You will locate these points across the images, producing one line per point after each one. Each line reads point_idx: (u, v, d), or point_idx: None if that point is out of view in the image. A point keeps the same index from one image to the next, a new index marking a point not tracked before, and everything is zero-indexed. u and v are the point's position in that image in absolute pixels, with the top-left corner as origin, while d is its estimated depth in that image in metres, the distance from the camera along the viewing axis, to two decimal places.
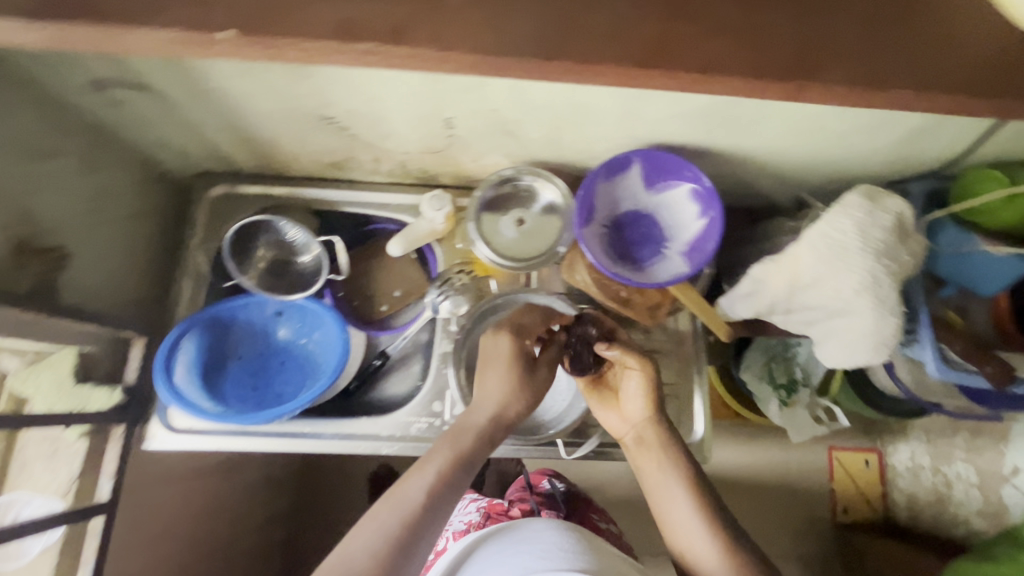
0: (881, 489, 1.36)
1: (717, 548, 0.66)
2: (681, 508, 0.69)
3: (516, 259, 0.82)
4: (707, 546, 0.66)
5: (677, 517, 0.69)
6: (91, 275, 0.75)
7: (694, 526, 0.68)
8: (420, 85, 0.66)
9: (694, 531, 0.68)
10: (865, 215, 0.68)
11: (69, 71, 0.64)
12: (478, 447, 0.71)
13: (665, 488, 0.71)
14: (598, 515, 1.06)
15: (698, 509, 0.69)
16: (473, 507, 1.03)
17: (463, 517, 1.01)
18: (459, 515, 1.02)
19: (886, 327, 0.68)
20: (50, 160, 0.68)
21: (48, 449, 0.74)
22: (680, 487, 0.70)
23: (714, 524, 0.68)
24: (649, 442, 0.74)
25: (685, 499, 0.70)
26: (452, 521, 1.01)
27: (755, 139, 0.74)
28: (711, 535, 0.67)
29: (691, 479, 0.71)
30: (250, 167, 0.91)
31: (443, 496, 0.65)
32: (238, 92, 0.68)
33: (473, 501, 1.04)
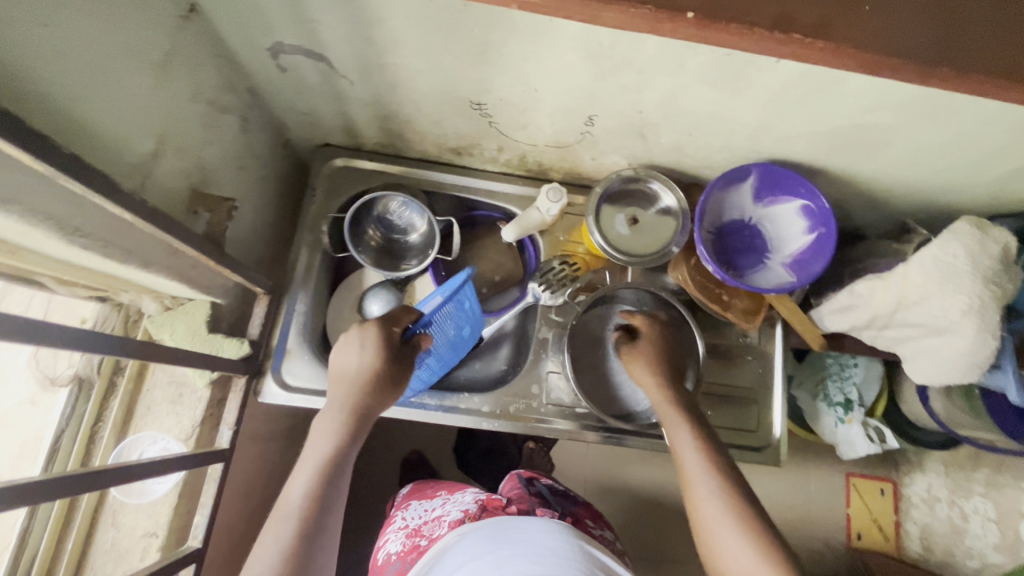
0: (895, 520, 1.31)
1: (739, 535, 0.63)
2: (708, 491, 0.67)
3: (632, 255, 0.86)
4: (734, 533, 0.63)
5: (703, 501, 0.67)
6: (239, 226, 0.79)
7: (722, 513, 0.65)
8: (580, 84, 0.69)
9: (719, 517, 0.65)
10: (975, 242, 0.73)
11: (251, 36, 0.66)
12: (351, 422, 0.68)
13: (694, 469, 0.69)
14: (594, 524, 0.93)
15: (727, 493, 0.66)
16: (470, 497, 0.88)
17: (458, 506, 0.87)
18: (455, 501, 0.89)
19: (984, 349, 0.73)
20: (219, 116, 0.71)
21: (176, 393, 0.78)
22: (708, 471, 0.68)
23: (739, 509, 0.65)
24: (673, 421, 0.73)
25: (711, 483, 0.67)
26: (447, 510, 0.86)
27: (876, 167, 0.78)
28: (735, 520, 0.64)
29: (712, 457, 0.69)
30: (371, 145, 0.93)
31: (331, 500, 0.64)
32: (405, 70, 0.71)
33: (471, 493, 0.91)
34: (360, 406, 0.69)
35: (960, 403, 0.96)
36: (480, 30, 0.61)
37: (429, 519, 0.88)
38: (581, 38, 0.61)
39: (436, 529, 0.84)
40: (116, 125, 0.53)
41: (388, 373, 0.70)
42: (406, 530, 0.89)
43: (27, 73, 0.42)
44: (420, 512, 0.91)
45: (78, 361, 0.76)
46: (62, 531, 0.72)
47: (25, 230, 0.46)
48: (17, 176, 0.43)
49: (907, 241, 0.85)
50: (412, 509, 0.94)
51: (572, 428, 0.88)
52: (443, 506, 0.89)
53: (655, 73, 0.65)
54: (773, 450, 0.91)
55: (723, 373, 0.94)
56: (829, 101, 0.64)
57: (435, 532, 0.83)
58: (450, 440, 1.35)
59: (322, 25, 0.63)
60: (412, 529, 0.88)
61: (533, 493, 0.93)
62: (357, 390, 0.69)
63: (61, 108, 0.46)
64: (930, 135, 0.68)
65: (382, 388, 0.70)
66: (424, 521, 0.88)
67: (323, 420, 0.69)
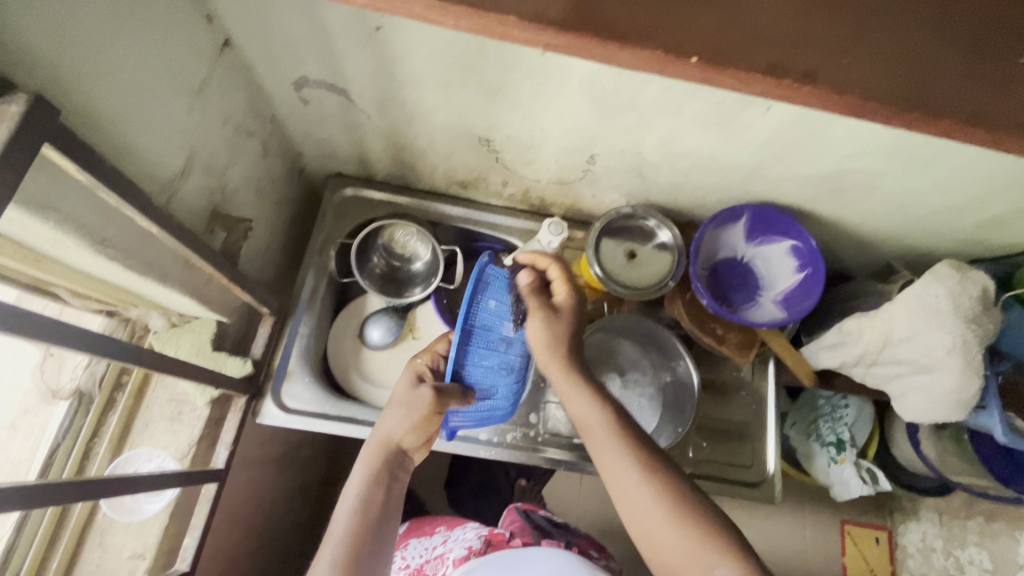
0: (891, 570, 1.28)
1: (659, 503, 0.61)
2: (619, 466, 0.64)
3: (630, 288, 0.88)
4: (652, 499, 0.62)
5: (616, 472, 0.65)
6: (250, 247, 0.82)
7: (640, 481, 0.63)
8: (585, 123, 0.73)
9: (635, 489, 0.63)
10: (957, 284, 0.76)
11: (279, 69, 0.71)
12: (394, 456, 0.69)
13: (603, 444, 0.67)
14: (597, 554, 0.92)
15: (638, 462, 0.64)
16: (472, 533, 0.90)
17: (461, 543, 0.88)
18: (457, 537, 0.91)
19: (969, 387, 0.75)
20: (243, 141, 0.74)
21: (176, 410, 0.79)
22: (614, 445, 0.65)
23: (653, 476, 0.63)
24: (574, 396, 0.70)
25: (625, 457, 0.64)
26: (449, 548, 0.88)
27: (860, 212, 0.83)
28: (654, 491, 0.62)
29: (624, 435, 0.66)
30: (382, 175, 0.97)
31: (375, 533, 0.63)
32: (421, 106, 0.76)
33: (472, 528, 0.92)
34: (391, 438, 0.69)
35: (950, 444, 0.98)
36: (494, 71, 0.66)
37: (432, 556, 0.89)
38: (588, 82, 0.65)
39: (440, 567, 0.86)
40: (150, 146, 0.56)
41: (419, 402, 0.69)
42: (408, 570, 0.90)
43: (78, 92, 0.46)
44: (421, 550, 0.92)
45: (82, 375, 0.77)
46: (47, 550, 0.70)
47: (58, 238, 0.48)
48: (56, 184, 0.45)
49: (893, 282, 0.89)
50: (411, 547, 0.94)
51: (566, 458, 0.89)
52: (444, 543, 0.90)
53: (655, 115, 0.70)
54: (767, 485, 0.91)
55: (718, 408, 0.95)
56: (816, 147, 0.69)
57: (439, 571, 0.86)
58: (442, 474, 1.33)
59: (348, 62, 0.68)
60: (415, 569, 0.89)
61: (535, 527, 0.94)
62: (389, 424, 0.70)
63: (103, 125, 0.50)
64: (911, 180, 0.72)
65: (416, 418, 0.68)
66: (426, 560, 0.90)
67: (357, 458, 0.69)
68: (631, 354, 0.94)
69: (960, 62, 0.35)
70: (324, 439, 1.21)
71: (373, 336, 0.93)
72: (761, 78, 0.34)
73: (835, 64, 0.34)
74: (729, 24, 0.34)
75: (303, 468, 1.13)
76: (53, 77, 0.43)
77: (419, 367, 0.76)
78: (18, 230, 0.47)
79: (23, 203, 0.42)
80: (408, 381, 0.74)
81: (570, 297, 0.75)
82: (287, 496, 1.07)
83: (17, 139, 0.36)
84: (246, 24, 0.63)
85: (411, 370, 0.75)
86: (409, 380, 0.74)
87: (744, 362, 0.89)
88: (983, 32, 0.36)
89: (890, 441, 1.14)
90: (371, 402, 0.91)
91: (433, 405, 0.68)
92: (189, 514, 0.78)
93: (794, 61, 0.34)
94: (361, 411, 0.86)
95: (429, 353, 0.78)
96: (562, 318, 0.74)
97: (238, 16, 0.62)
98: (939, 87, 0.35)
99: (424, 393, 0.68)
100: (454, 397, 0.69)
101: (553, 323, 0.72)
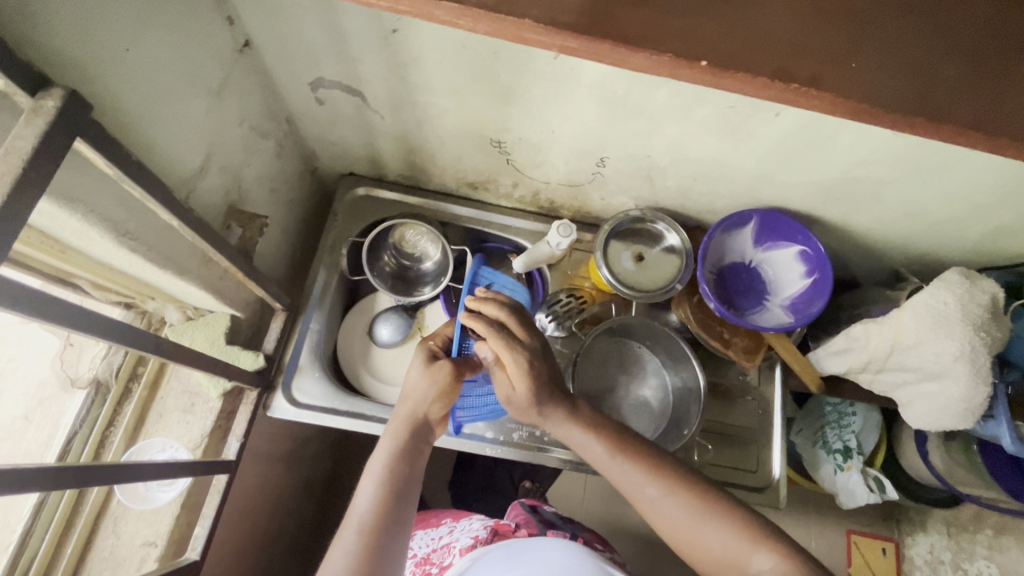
0: None
1: (690, 518, 0.61)
2: (642, 488, 0.64)
3: (637, 290, 0.89)
4: (682, 517, 0.62)
5: (641, 497, 0.64)
6: (264, 244, 0.84)
7: (666, 503, 0.63)
8: (595, 127, 0.75)
9: (663, 513, 0.63)
10: (965, 291, 0.76)
11: (296, 71, 0.73)
12: (418, 429, 0.71)
13: (619, 474, 0.66)
14: (602, 546, 0.93)
15: (660, 483, 0.64)
16: (478, 523, 0.93)
17: (467, 533, 0.90)
18: (462, 527, 0.93)
19: (976, 396, 0.75)
20: (260, 140, 0.76)
21: (189, 402, 0.80)
22: (637, 472, 0.65)
23: (680, 493, 0.63)
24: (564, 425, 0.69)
25: (647, 480, 0.64)
26: (456, 537, 0.90)
27: (869, 219, 0.83)
28: (679, 506, 0.62)
29: (637, 456, 0.66)
30: (393, 176, 0.98)
31: (401, 503, 0.65)
32: (434, 108, 0.77)
33: (478, 519, 0.94)
34: (416, 412, 0.72)
35: (958, 454, 0.96)
36: (506, 75, 0.67)
37: (438, 546, 0.91)
38: (599, 86, 0.67)
39: (447, 556, 0.87)
40: (171, 143, 0.58)
41: (439, 376, 0.73)
42: (414, 560, 0.92)
43: (106, 89, 0.48)
44: (427, 540, 0.94)
45: (99, 365, 0.79)
46: (63, 535, 0.72)
47: (84, 230, 0.50)
48: (83, 178, 0.47)
49: (900, 289, 0.89)
50: (417, 538, 0.96)
51: (571, 458, 0.89)
52: (450, 534, 0.92)
53: (664, 120, 0.70)
54: (772, 491, 0.91)
55: (723, 412, 0.95)
56: (825, 153, 0.70)
57: (445, 559, 0.87)
58: (446, 474, 1.33)
59: (363, 64, 0.69)
60: (420, 558, 0.91)
61: (541, 519, 0.95)
62: (413, 399, 0.73)
63: (129, 121, 0.51)
64: (919, 187, 0.73)
65: (437, 390, 0.73)
66: (432, 549, 0.92)
67: (382, 431, 0.71)
68: (648, 363, 0.95)
69: (964, 71, 0.36)
70: (331, 436, 1.22)
71: (383, 333, 0.95)
72: (766, 83, 0.34)
73: (841, 69, 0.35)
74: (732, 29, 0.35)
75: (309, 464, 1.14)
76: (83, 74, 0.45)
77: (431, 347, 0.79)
78: (46, 221, 0.49)
79: (53, 195, 0.44)
80: (422, 360, 0.76)
81: (519, 356, 0.68)
82: (293, 492, 1.08)
83: (51, 134, 0.37)
84: (265, 26, 0.65)
85: (425, 350, 0.78)
86: (425, 356, 0.77)
87: (750, 365, 0.89)
88: (986, 41, 0.37)
89: (897, 450, 1.13)
90: (379, 398, 0.92)
91: (454, 371, 0.74)
92: (200, 504, 0.79)
93: (800, 66, 0.35)
94: (369, 407, 0.87)
95: (439, 336, 0.81)
96: (512, 370, 0.68)
97: (259, 18, 0.64)
98: (945, 94, 0.36)
99: (443, 365, 0.74)
100: (465, 368, 0.75)
101: (502, 374, 0.69)
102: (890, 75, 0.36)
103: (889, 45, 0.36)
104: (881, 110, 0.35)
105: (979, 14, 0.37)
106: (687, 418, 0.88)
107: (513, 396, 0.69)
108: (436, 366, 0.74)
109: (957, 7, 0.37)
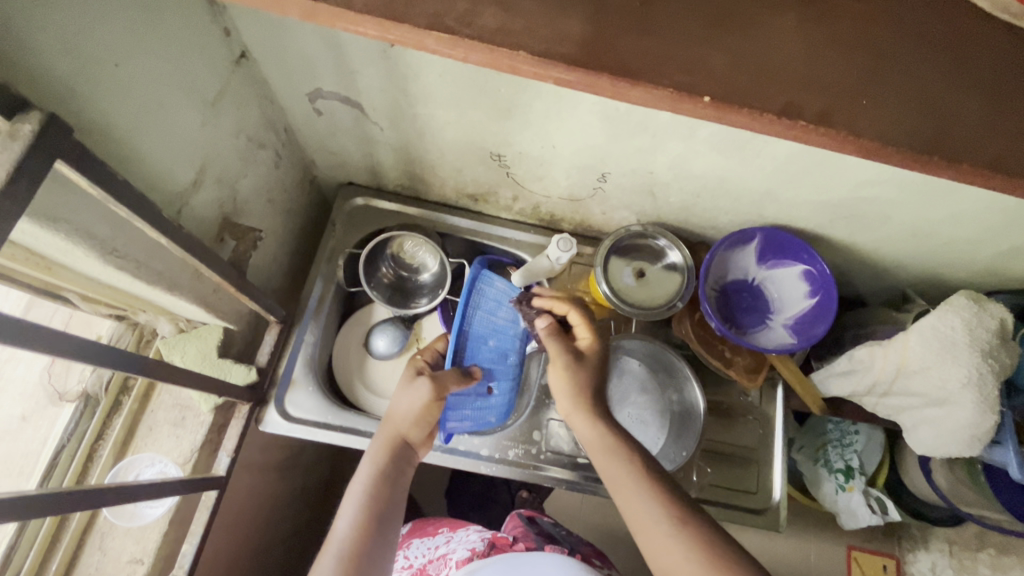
0: None
1: (699, 561, 0.56)
2: (652, 523, 0.60)
3: (637, 307, 0.87)
4: (689, 557, 0.57)
5: (647, 531, 0.60)
6: (260, 255, 0.82)
7: (679, 540, 0.58)
8: (597, 143, 0.73)
9: (667, 551, 0.58)
10: (973, 316, 0.74)
11: (294, 83, 0.71)
12: (400, 452, 0.70)
13: (630, 502, 0.62)
14: (601, 562, 0.90)
15: (672, 521, 0.59)
16: (476, 535, 0.91)
17: (465, 544, 0.89)
18: (459, 539, 0.91)
19: (984, 423, 0.73)
20: (255, 152, 0.75)
21: (180, 416, 0.79)
22: (647, 500, 0.61)
23: (691, 533, 0.58)
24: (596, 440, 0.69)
25: (658, 517, 0.60)
26: (452, 549, 0.89)
27: (876, 240, 0.81)
28: (688, 548, 0.57)
29: (654, 489, 0.62)
30: (393, 186, 0.97)
31: (380, 526, 0.64)
32: (433, 121, 0.76)
33: (475, 531, 0.92)
34: (397, 434, 0.71)
35: (962, 476, 0.94)
36: (507, 90, 0.66)
37: (435, 557, 0.90)
38: (601, 103, 0.65)
39: (443, 568, 0.86)
40: (161, 158, 0.56)
41: (417, 395, 0.71)
42: (410, 570, 0.90)
43: (93, 107, 0.46)
44: (424, 550, 0.92)
45: (89, 377, 0.78)
46: (48, 552, 0.71)
47: (69, 248, 0.49)
48: (66, 196, 0.46)
49: (907, 311, 0.87)
50: (412, 547, 0.94)
51: (568, 477, 0.87)
52: (447, 544, 0.91)
53: (667, 137, 0.69)
54: (772, 513, 0.89)
55: (724, 431, 0.94)
56: (832, 172, 0.68)
57: (441, 571, 0.87)
58: (441, 484, 1.32)
59: (362, 76, 0.68)
60: (417, 568, 0.90)
61: (539, 532, 0.93)
62: (394, 422, 0.71)
63: (117, 136, 0.50)
64: (928, 210, 0.71)
65: (417, 412, 0.71)
66: (429, 559, 0.90)
67: (364, 454, 0.71)
68: (636, 371, 0.93)
69: (978, 108, 0.35)
70: (327, 444, 1.21)
71: (378, 345, 0.93)
72: (773, 119, 0.33)
73: (854, 104, 0.33)
74: (742, 60, 0.33)
75: (304, 473, 1.13)
76: (68, 91, 0.44)
77: (419, 364, 0.77)
78: (31, 240, 0.48)
79: (35, 215, 0.43)
80: (406, 377, 0.75)
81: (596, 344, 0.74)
82: (286, 502, 1.07)
83: (26, 158, 0.36)
84: (262, 38, 0.64)
85: (411, 368, 0.76)
86: (408, 375, 0.75)
87: (752, 385, 0.87)
88: (1001, 77, 0.35)
89: (900, 469, 1.11)
90: (374, 412, 0.91)
91: (433, 395, 0.70)
92: (189, 520, 0.78)
93: (809, 100, 0.33)
94: (363, 422, 0.86)
95: (428, 351, 0.80)
96: (586, 364, 0.72)
97: (255, 29, 0.62)
98: (959, 133, 0.34)
99: (421, 383, 0.71)
100: (451, 380, 0.73)
101: (576, 367, 0.71)
102: (904, 111, 0.34)
103: (904, 79, 0.34)
104: (897, 145, 0.34)
105: (992, 50, 0.36)
106: (686, 443, 0.87)
107: (575, 372, 0.71)
108: (418, 383, 0.72)
109: (971, 41, 0.36)
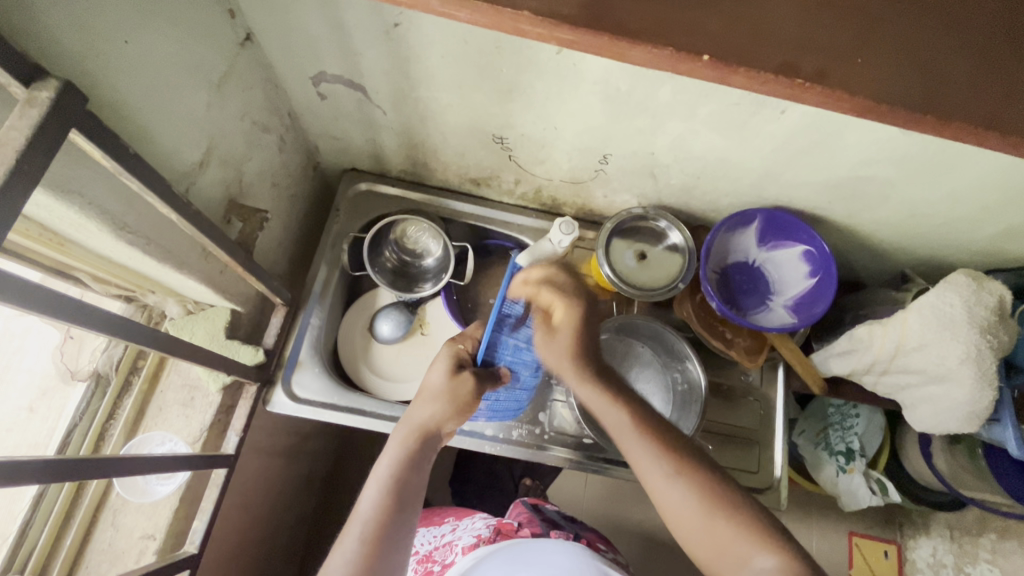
0: None
1: (695, 503, 0.62)
2: (652, 470, 0.65)
3: (639, 289, 0.88)
4: (688, 499, 0.62)
5: (648, 474, 0.65)
6: (267, 240, 0.84)
7: (677, 484, 0.63)
8: (597, 123, 0.74)
9: (671, 491, 0.63)
10: (972, 293, 0.75)
11: (298, 66, 0.72)
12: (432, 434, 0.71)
13: (631, 448, 0.67)
14: (605, 547, 0.92)
15: (670, 467, 0.64)
16: (481, 522, 0.92)
17: (470, 531, 0.90)
18: (465, 526, 0.93)
19: (981, 399, 0.74)
20: (261, 135, 0.76)
21: (190, 396, 0.81)
22: (648, 447, 0.66)
23: (689, 479, 0.63)
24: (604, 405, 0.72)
25: (658, 461, 0.65)
26: (458, 535, 0.90)
27: (874, 220, 0.82)
28: (687, 489, 0.63)
29: (650, 436, 0.67)
30: (396, 171, 0.98)
31: (400, 511, 0.65)
32: (436, 104, 0.77)
33: (481, 518, 0.94)
34: (427, 424, 0.71)
35: (962, 457, 0.95)
36: (509, 71, 0.67)
37: (440, 544, 0.91)
38: (601, 82, 0.66)
39: (448, 554, 0.87)
40: (170, 139, 0.58)
41: (461, 389, 0.72)
42: (417, 557, 0.92)
43: (104, 83, 0.47)
44: (430, 538, 0.94)
45: (100, 358, 0.79)
46: (61, 528, 0.72)
47: (81, 222, 0.50)
48: (79, 170, 0.47)
49: (905, 290, 0.88)
50: (420, 535, 0.96)
51: (571, 457, 0.88)
52: (453, 531, 0.93)
53: (668, 117, 0.70)
54: (774, 493, 0.90)
55: (726, 412, 0.95)
56: (831, 152, 0.69)
57: (447, 557, 0.88)
58: (446, 471, 1.33)
59: (365, 58, 0.69)
60: (423, 555, 0.91)
61: (543, 518, 0.95)
62: (425, 408, 0.72)
63: (126, 114, 0.51)
64: (927, 188, 0.72)
65: (454, 405, 0.71)
66: (435, 546, 0.92)
67: (389, 436, 0.71)
68: (641, 354, 0.94)
69: (971, 70, 0.35)
70: (332, 431, 1.23)
71: (382, 329, 0.95)
72: (771, 79, 0.34)
73: (848, 65, 0.34)
74: (741, 23, 0.34)
75: (310, 460, 1.14)
76: (80, 66, 0.45)
77: (459, 351, 0.76)
78: (44, 213, 0.49)
79: (49, 188, 0.44)
80: (445, 366, 0.73)
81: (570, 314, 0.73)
82: (293, 487, 1.08)
83: (43, 127, 0.37)
84: (266, 19, 0.64)
85: (451, 355, 0.75)
86: (449, 364, 0.74)
87: (753, 365, 0.88)
88: (994, 43, 0.36)
89: (903, 452, 1.11)
90: (379, 395, 0.92)
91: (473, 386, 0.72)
92: (200, 498, 0.80)
93: (806, 61, 0.34)
94: (369, 403, 0.87)
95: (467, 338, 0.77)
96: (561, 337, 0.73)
97: (260, 11, 0.63)
98: (953, 94, 0.35)
99: (466, 379, 0.72)
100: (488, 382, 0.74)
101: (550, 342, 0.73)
102: (894, 73, 0.35)
103: (897, 42, 0.35)
104: (889, 107, 0.34)
105: (984, 12, 0.36)
106: (691, 422, 0.87)
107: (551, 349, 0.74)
108: (458, 378, 0.72)
109: (968, 2, 0.36)
